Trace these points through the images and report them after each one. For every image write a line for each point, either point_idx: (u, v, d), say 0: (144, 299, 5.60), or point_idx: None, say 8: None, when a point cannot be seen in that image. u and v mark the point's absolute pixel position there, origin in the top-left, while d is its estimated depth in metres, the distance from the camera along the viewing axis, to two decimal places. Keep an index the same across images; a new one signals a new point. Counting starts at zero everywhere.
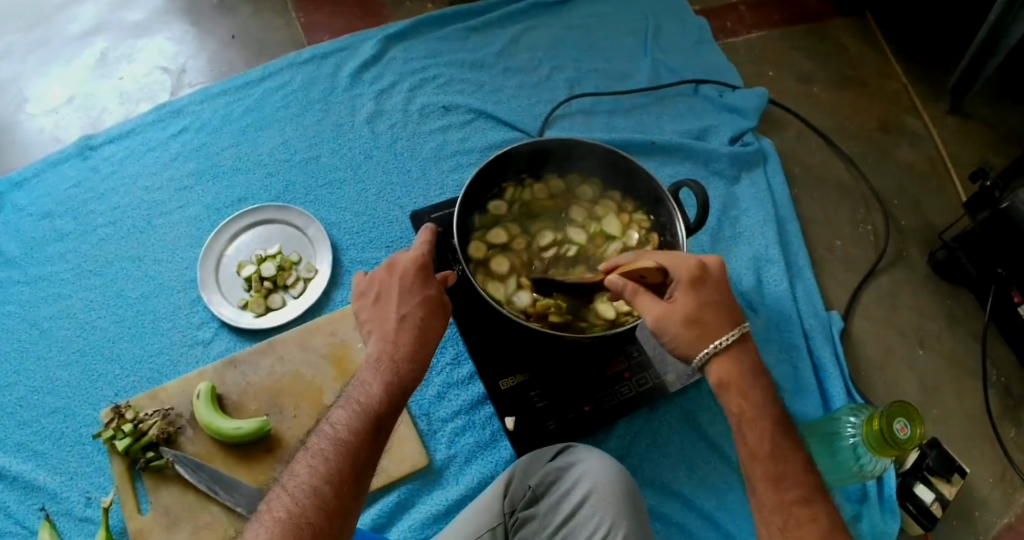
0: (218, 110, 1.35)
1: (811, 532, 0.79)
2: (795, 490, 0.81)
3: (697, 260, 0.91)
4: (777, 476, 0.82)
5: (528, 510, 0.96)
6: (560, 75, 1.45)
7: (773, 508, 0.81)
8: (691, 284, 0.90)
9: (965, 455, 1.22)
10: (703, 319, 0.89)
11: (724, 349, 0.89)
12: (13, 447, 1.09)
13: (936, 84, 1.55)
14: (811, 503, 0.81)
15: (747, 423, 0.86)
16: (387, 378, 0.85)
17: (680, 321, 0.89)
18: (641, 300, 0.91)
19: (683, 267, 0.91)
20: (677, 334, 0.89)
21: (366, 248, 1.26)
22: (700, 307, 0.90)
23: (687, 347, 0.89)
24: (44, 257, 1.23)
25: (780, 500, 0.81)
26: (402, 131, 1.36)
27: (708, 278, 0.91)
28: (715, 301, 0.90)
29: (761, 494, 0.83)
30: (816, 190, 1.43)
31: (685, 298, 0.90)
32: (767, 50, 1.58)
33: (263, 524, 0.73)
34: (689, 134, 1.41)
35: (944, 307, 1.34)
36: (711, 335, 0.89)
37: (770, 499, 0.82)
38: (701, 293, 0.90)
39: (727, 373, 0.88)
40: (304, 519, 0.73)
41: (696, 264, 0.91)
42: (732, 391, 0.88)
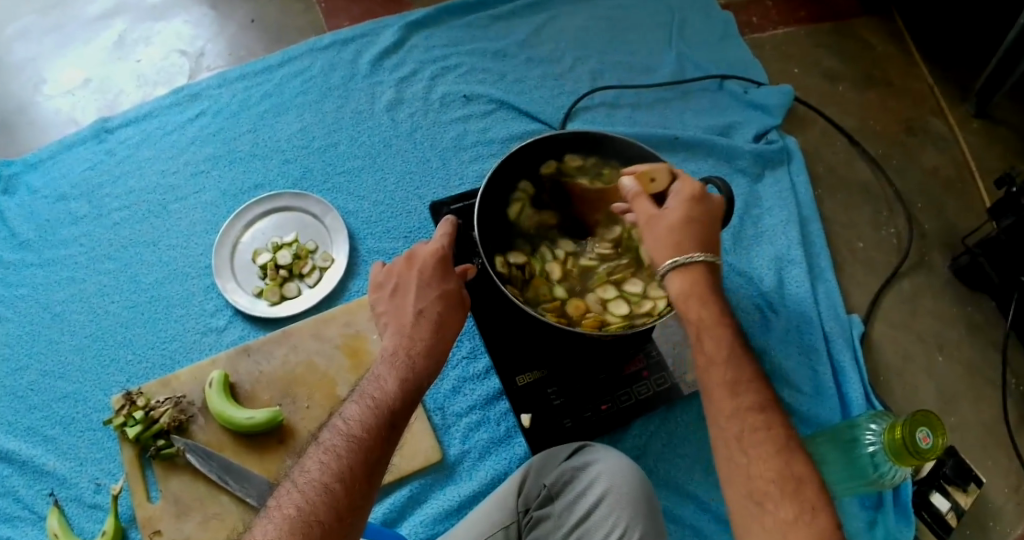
0: (237, 94, 1.33)
1: (764, 440, 0.74)
2: (751, 397, 0.77)
3: (703, 185, 0.89)
4: (733, 382, 0.78)
5: (541, 510, 0.94)
6: (583, 67, 1.43)
7: (730, 415, 0.76)
8: (689, 200, 0.88)
9: (982, 465, 1.20)
10: (686, 230, 0.86)
11: (693, 266, 0.85)
12: (23, 431, 1.08)
13: (962, 86, 1.52)
14: (765, 412, 0.76)
15: (705, 330, 0.82)
16: (402, 374, 0.83)
17: (666, 227, 0.86)
18: (638, 203, 0.90)
19: (688, 185, 0.89)
20: (658, 239, 0.87)
21: (383, 238, 1.24)
22: (686, 221, 0.87)
23: (663, 253, 0.86)
24: (59, 240, 1.22)
25: (737, 407, 0.77)
26: (422, 120, 1.34)
27: (708, 204, 0.89)
28: (702, 223, 0.87)
29: (717, 399, 0.78)
30: (839, 191, 1.41)
31: (677, 209, 0.87)
32: (793, 47, 1.55)
33: (272, 521, 0.71)
34: (713, 130, 1.39)
35: (965, 314, 1.31)
36: (689, 248, 0.85)
37: (727, 405, 0.77)
38: (694, 212, 0.87)
39: (689, 286, 0.84)
40: (314, 518, 0.72)
41: (700, 188, 0.89)
42: (692, 304, 0.83)
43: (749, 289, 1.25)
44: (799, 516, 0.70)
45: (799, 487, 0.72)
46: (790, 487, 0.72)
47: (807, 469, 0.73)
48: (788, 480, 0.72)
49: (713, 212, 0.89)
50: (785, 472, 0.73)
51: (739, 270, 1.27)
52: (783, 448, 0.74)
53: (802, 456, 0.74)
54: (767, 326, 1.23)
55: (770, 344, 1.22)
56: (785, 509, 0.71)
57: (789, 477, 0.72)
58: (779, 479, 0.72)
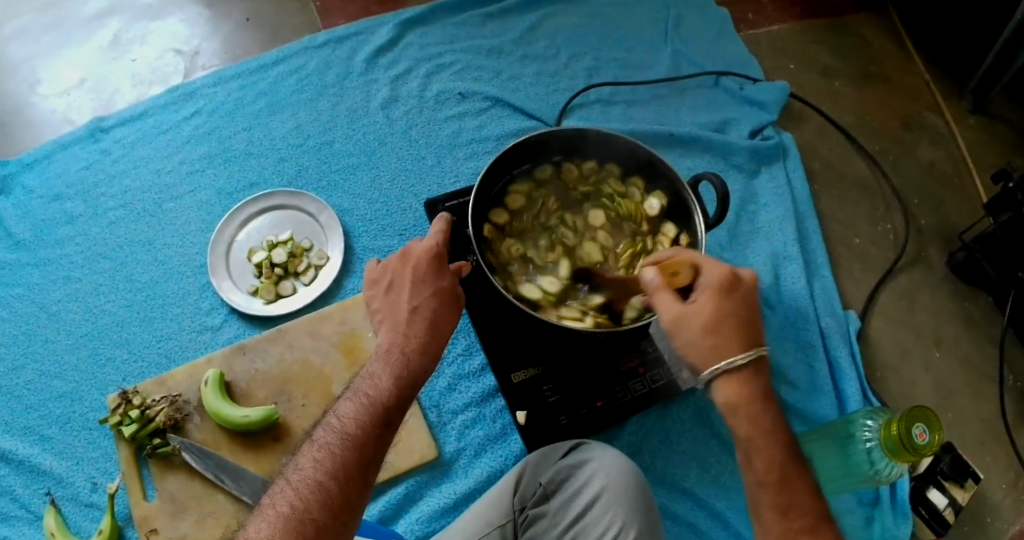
0: (231, 93, 1.33)
1: None
2: (802, 520, 0.79)
3: (729, 271, 0.87)
4: (784, 505, 0.80)
5: (538, 508, 0.95)
6: (579, 64, 1.43)
7: (780, 538, 0.80)
8: (718, 292, 0.86)
9: (978, 461, 1.20)
10: (721, 329, 0.85)
11: (735, 370, 0.84)
12: (20, 430, 1.09)
13: (958, 83, 1.52)
14: (816, 532, 0.79)
15: (755, 449, 0.82)
16: (396, 371, 0.84)
17: (698, 329, 0.85)
18: (661, 299, 0.88)
19: (714, 273, 0.87)
20: (692, 341, 0.86)
21: (378, 235, 1.24)
22: (718, 315, 0.85)
23: (700, 356, 0.85)
24: (55, 239, 1.22)
25: (786, 530, 0.79)
26: (417, 118, 1.34)
27: (737, 291, 0.87)
28: (735, 316, 0.86)
29: (767, 520, 0.81)
30: (836, 186, 1.41)
31: (709, 304, 0.86)
32: (789, 43, 1.55)
33: (267, 519, 0.72)
34: (709, 126, 1.39)
35: (961, 310, 1.31)
36: (727, 349, 0.84)
37: (776, 528, 0.80)
38: (727, 306, 0.86)
39: (734, 393, 0.84)
40: (307, 516, 0.72)
41: (728, 276, 0.87)
42: (739, 413, 0.84)
43: None
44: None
45: None
46: None
47: None
48: None
49: (745, 298, 0.87)
50: None
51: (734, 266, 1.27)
52: None
53: None
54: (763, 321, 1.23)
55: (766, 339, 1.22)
56: None
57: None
58: None
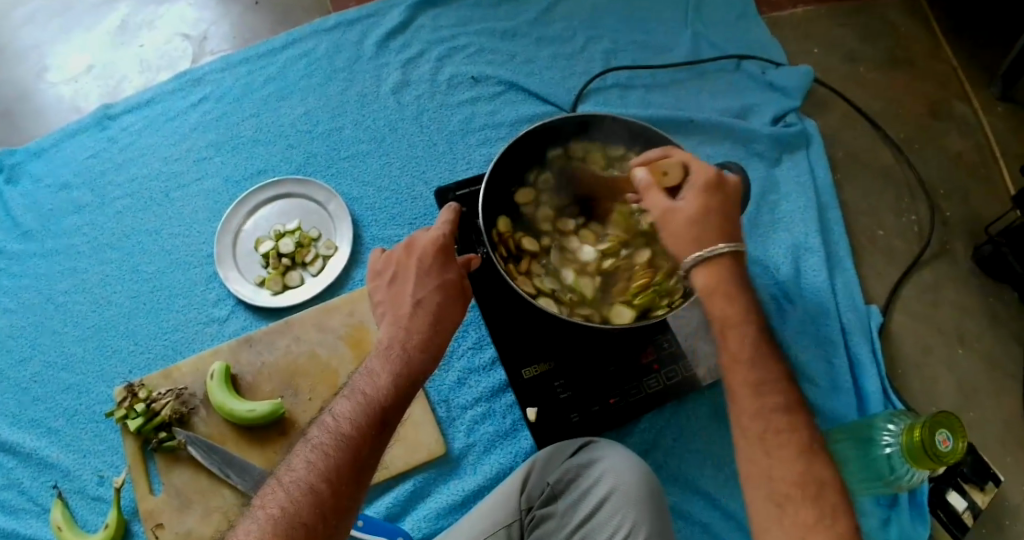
0: (240, 78, 1.30)
1: (787, 442, 0.74)
2: (777, 399, 0.76)
3: (717, 170, 0.87)
4: (757, 382, 0.77)
5: (545, 508, 0.93)
6: (596, 47, 1.38)
7: (754, 415, 0.75)
8: (704, 189, 0.85)
9: (1000, 462, 1.16)
10: (704, 224, 0.84)
11: (717, 259, 0.83)
12: (28, 423, 1.08)
13: (987, 68, 1.45)
14: (792, 414, 0.75)
15: (730, 328, 0.80)
16: (396, 369, 0.81)
17: (682, 222, 0.84)
18: (650, 196, 0.88)
19: (702, 171, 0.86)
20: (676, 234, 0.85)
21: (388, 225, 1.21)
22: (703, 212, 0.85)
23: (682, 247, 0.84)
24: (62, 229, 1.20)
25: (761, 408, 0.75)
26: (429, 103, 1.30)
27: (723, 189, 0.86)
28: (719, 211, 0.85)
29: (741, 401, 0.77)
30: (860, 176, 1.36)
31: (693, 200, 0.85)
32: (814, 26, 1.49)
33: (256, 521, 0.70)
34: (729, 114, 1.34)
35: (987, 306, 1.27)
36: (708, 240, 0.83)
37: (750, 406, 0.76)
38: (711, 200, 0.85)
39: (716, 278, 0.82)
40: (298, 519, 0.70)
41: (715, 173, 0.86)
42: (717, 299, 0.82)
43: (766, 278, 1.22)
44: (819, 519, 0.70)
45: (820, 491, 0.72)
46: (812, 491, 0.71)
47: (829, 472, 0.73)
48: (809, 483, 0.72)
49: (729, 199, 0.87)
50: (807, 475, 0.72)
51: (753, 259, 1.24)
52: (805, 448, 0.73)
53: (825, 459, 0.74)
54: (782, 317, 1.20)
55: (785, 336, 1.19)
56: (806, 513, 0.71)
57: (811, 481, 0.72)
58: (802, 482, 0.72)
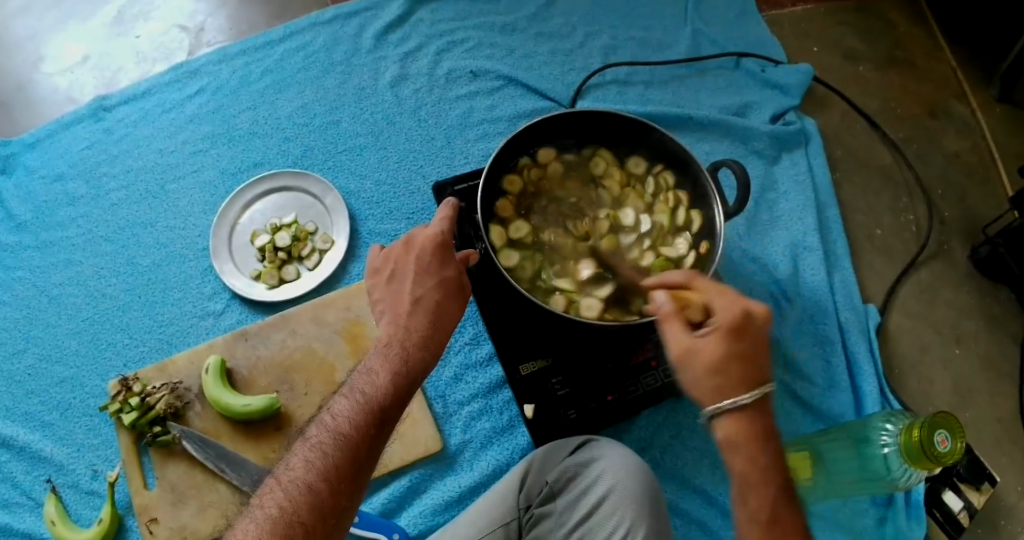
0: (236, 71, 1.29)
1: None
2: None
3: (742, 308, 0.80)
4: None
5: (543, 506, 0.92)
6: (595, 42, 1.37)
7: None
8: (729, 333, 0.79)
9: (995, 462, 1.16)
10: (726, 371, 0.78)
11: (739, 411, 0.77)
12: (22, 417, 1.07)
13: (985, 69, 1.45)
14: None
15: (749, 489, 0.75)
16: (394, 368, 0.80)
17: (703, 368, 0.78)
18: (670, 328, 0.81)
19: (726, 312, 0.80)
20: (696, 380, 0.79)
21: (385, 219, 1.20)
22: (726, 359, 0.78)
23: (703, 396, 0.79)
24: (56, 221, 1.19)
25: None
26: (427, 97, 1.29)
27: (749, 331, 0.79)
28: (744, 356, 0.78)
29: None
30: (858, 175, 1.36)
31: (716, 344, 0.78)
32: (813, 24, 1.49)
33: (254, 521, 0.70)
34: (729, 110, 1.34)
35: (984, 306, 1.27)
36: (730, 389, 0.77)
37: None
38: (736, 346, 0.78)
39: (738, 433, 0.77)
40: (296, 519, 0.69)
41: (740, 313, 0.79)
42: (739, 453, 0.76)
43: (764, 275, 1.22)
44: None
45: None
46: None
47: None
48: None
49: (757, 340, 0.80)
50: None
51: (752, 256, 1.23)
52: None
53: None
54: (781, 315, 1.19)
55: (784, 335, 1.18)
56: None
57: None
58: None
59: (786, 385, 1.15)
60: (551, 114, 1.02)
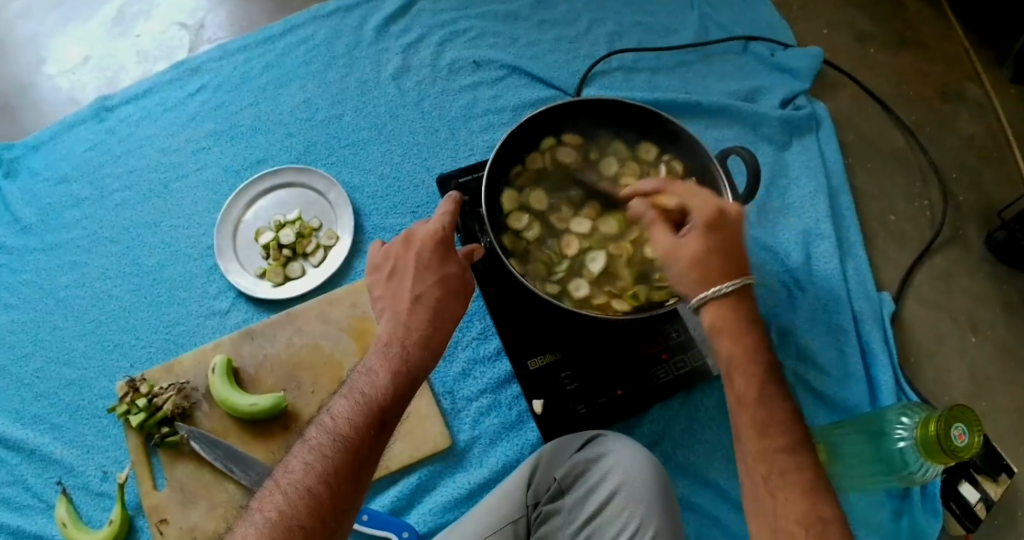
0: (237, 66, 1.27)
1: (790, 484, 0.70)
2: (781, 440, 0.72)
3: (717, 206, 0.83)
4: (763, 421, 0.73)
5: (552, 503, 0.92)
6: (600, 29, 1.35)
7: (756, 456, 0.72)
8: (706, 227, 0.82)
9: (1013, 452, 1.15)
10: (707, 264, 0.80)
11: (724, 298, 0.79)
12: (31, 420, 1.07)
13: (999, 48, 1.41)
14: (796, 453, 0.71)
15: (737, 368, 0.76)
16: (395, 367, 0.79)
17: (685, 262, 0.81)
18: (655, 232, 0.85)
19: (701, 208, 0.83)
20: (679, 275, 0.82)
21: (389, 214, 1.19)
22: (705, 253, 0.81)
23: (688, 288, 0.81)
24: (61, 223, 1.18)
25: (764, 448, 0.72)
26: (430, 88, 1.27)
27: (724, 226, 0.82)
28: (723, 252, 0.81)
29: (746, 441, 0.73)
30: (871, 160, 1.33)
31: (695, 239, 0.82)
32: (822, 7, 1.46)
33: (254, 525, 0.69)
34: (737, 96, 1.31)
35: (1000, 293, 1.24)
36: (712, 279, 0.80)
37: (753, 448, 0.72)
38: (713, 238, 0.81)
39: (721, 318, 0.78)
40: (295, 522, 0.69)
41: (714, 209, 0.83)
42: (725, 335, 0.78)
43: (775, 265, 1.20)
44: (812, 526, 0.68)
45: (826, 529, 0.68)
46: (815, 529, 0.67)
47: (836, 513, 0.69)
48: (814, 522, 0.68)
49: (733, 238, 0.82)
50: (812, 514, 0.68)
51: (762, 245, 1.21)
52: (810, 488, 0.70)
53: (831, 501, 0.70)
54: (793, 304, 1.18)
55: (795, 323, 1.17)
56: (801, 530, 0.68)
57: (815, 520, 0.68)
58: (806, 521, 0.68)
59: (798, 375, 1.14)
60: (556, 104, 1.01)
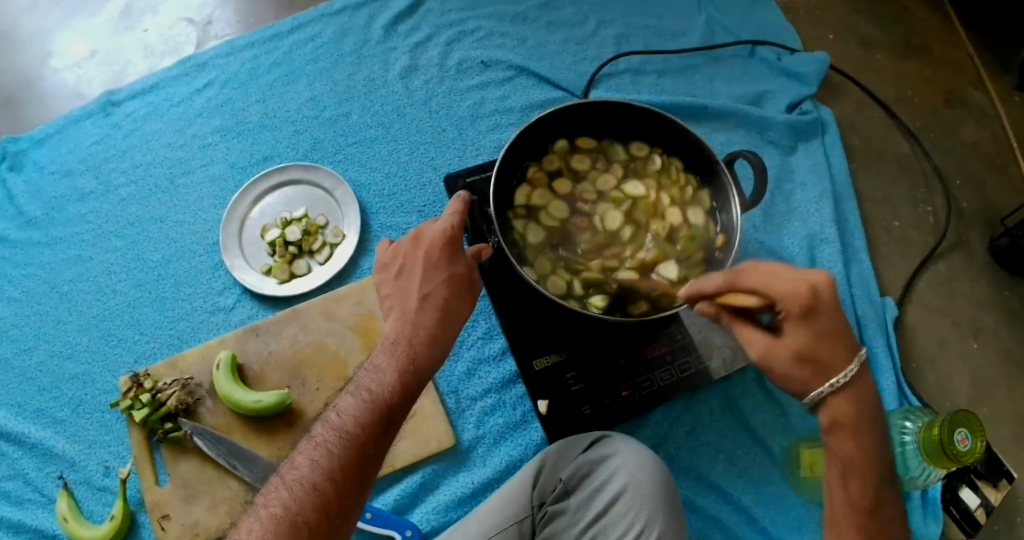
0: (245, 63, 1.27)
1: None
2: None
3: (806, 289, 0.79)
4: (871, 530, 0.78)
5: (557, 504, 0.91)
6: (607, 31, 1.35)
7: None
8: (802, 318, 0.80)
9: (1015, 458, 1.15)
10: (816, 357, 0.81)
11: (842, 390, 0.81)
12: (33, 413, 1.06)
13: (1004, 56, 1.42)
14: None
15: (851, 473, 0.80)
16: (403, 366, 0.79)
17: (790, 360, 0.81)
18: (747, 328, 0.84)
19: (790, 298, 0.79)
20: (786, 372, 0.82)
21: (396, 212, 1.19)
22: (811, 346, 0.80)
23: (805, 384, 0.82)
24: (65, 217, 1.18)
25: None
26: (437, 88, 1.27)
27: (818, 310, 0.80)
28: (826, 335, 0.81)
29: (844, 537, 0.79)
30: (876, 165, 1.34)
31: (796, 336, 0.81)
32: (828, 12, 1.46)
33: (259, 520, 0.69)
34: (744, 100, 1.32)
35: (1003, 300, 1.25)
36: (830, 372, 0.81)
37: None
38: (812, 327, 0.80)
39: (844, 416, 0.80)
40: (301, 518, 0.69)
41: (807, 294, 0.79)
42: (845, 435, 0.80)
43: None
44: None
45: None
46: None
47: None
48: None
49: (830, 315, 0.81)
50: None
51: (768, 249, 1.21)
52: None
53: None
54: None
55: None
56: None
57: None
58: None
59: None
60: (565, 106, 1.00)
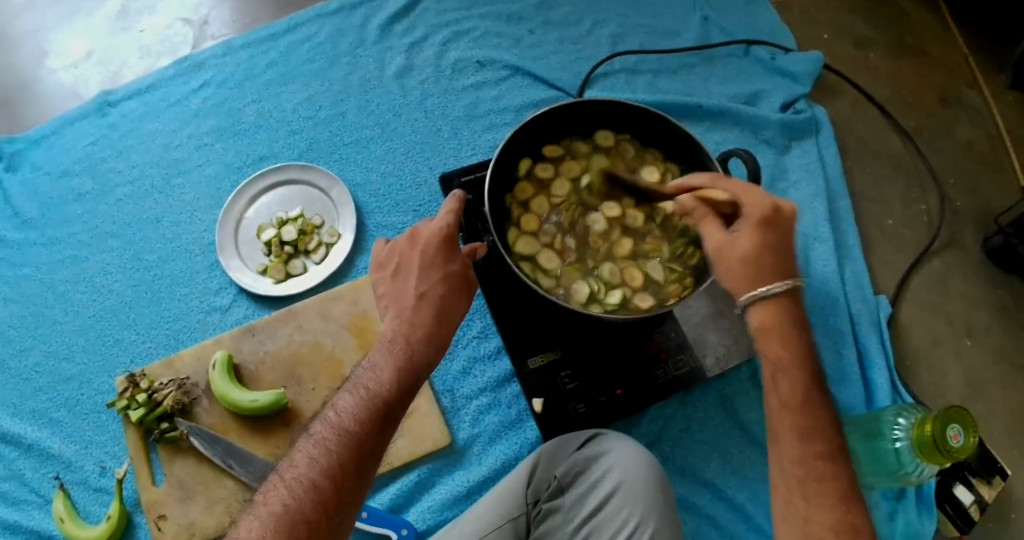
0: (240, 63, 1.28)
1: (825, 492, 0.72)
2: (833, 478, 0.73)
3: (772, 202, 0.80)
4: (803, 430, 0.74)
5: (552, 501, 0.92)
6: (603, 31, 1.35)
7: (795, 460, 0.74)
8: (761, 225, 0.79)
9: (1007, 454, 1.15)
10: (759, 264, 0.79)
11: (771, 299, 0.78)
12: (30, 414, 1.07)
13: (999, 55, 1.42)
14: (833, 461, 0.73)
15: (781, 372, 0.76)
16: (400, 364, 0.79)
17: (736, 260, 0.80)
18: (707, 226, 0.83)
19: (756, 205, 0.80)
20: (731, 270, 0.80)
21: (391, 212, 1.19)
22: (758, 251, 0.79)
23: (739, 286, 0.80)
24: (62, 217, 1.18)
25: (804, 455, 0.73)
26: (433, 88, 1.28)
27: (779, 225, 0.80)
28: (774, 250, 0.79)
29: (784, 447, 0.75)
30: (869, 164, 1.34)
31: (748, 236, 0.79)
32: (823, 12, 1.47)
33: (258, 518, 0.69)
34: (738, 99, 1.32)
35: (996, 297, 1.25)
36: (765, 277, 0.78)
37: (793, 450, 0.74)
38: (765, 237, 0.79)
39: (770, 318, 0.78)
40: (300, 516, 0.69)
41: (770, 207, 0.80)
42: (773, 338, 0.78)
43: None
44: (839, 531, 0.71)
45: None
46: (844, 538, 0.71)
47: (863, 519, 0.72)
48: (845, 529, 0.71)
49: (785, 233, 0.81)
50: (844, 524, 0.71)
51: None
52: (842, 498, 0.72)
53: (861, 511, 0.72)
54: None
55: None
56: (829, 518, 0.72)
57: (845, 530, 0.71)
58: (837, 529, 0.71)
59: None
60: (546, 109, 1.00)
